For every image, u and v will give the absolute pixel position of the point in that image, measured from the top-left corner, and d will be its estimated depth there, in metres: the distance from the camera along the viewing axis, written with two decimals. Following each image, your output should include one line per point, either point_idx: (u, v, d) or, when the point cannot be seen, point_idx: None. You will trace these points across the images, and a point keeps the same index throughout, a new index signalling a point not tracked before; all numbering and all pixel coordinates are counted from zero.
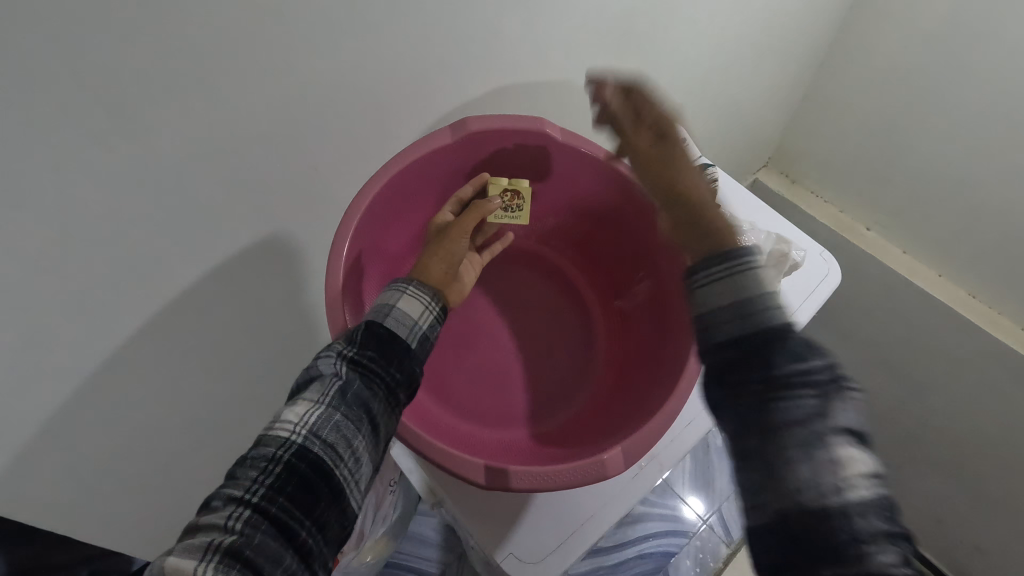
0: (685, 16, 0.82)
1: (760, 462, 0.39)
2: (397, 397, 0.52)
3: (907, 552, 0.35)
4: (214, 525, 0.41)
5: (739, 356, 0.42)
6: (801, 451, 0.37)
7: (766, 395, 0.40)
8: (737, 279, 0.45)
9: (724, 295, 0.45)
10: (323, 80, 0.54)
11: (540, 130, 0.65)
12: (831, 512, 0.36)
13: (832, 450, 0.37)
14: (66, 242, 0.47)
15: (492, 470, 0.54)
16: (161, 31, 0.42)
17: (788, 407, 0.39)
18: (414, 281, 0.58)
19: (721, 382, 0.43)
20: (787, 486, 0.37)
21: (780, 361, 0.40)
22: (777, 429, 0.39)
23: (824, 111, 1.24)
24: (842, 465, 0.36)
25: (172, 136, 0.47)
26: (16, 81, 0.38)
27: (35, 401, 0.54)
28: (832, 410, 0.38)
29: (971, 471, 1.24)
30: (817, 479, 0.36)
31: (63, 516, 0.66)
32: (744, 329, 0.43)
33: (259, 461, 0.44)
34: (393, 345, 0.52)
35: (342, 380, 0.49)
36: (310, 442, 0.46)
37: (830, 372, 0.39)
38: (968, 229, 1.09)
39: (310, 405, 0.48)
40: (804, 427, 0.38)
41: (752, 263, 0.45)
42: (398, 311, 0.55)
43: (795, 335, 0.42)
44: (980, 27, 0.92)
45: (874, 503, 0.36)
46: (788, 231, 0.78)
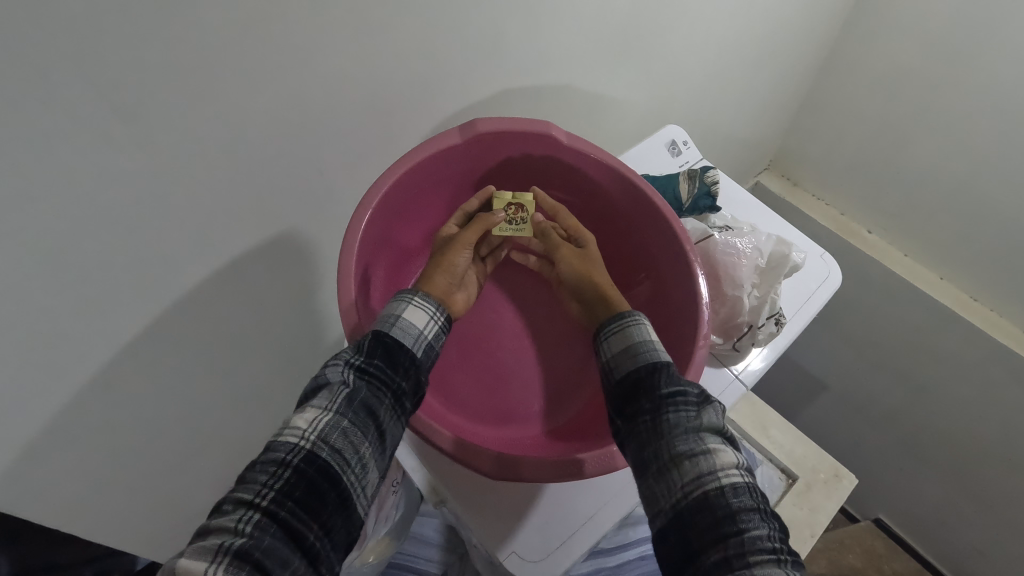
0: (686, 20, 0.83)
1: (660, 476, 0.49)
2: (402, 405, 0.54)
3: (775, 528, 0.44)
4: (224, 528, 0.41)
5: (631, 389, 0.55)
6: (687, 463, 0.48)
7: (652, 416, 0.52)
8: (624, 334, 0.60)
9: (617, 345, 0.60)
10: (329, 81, 0.54)
11: (547, 133, 0.65)
12: (713, 499, 0.45)
13: (714, 465, 0.47)
14: (74, 242, 0.48)
15: (501, 463, 0.56)
16: (171, 33, 0.42)
17: (669, 423, 0.51)
18: (419, 294, 0.62)
19: (621, 408, 0.55)
20: (680, 493, 0.47)
21: (662, 386, 0.53)
22: (670, 447, 0.49)
23: (826, 114, 1.24)
24: (722, 476, 0.46)
25: (180, 138, 0.48)
26: (27, 81, 0.38)
27: (40, 398, 0.55)
28: (701, 414, 0.51)
29: (973, 474, 1.24)
30: (703, 488, 0.46)
31: (67, 513, 0.67)
32: (629, 382, 0.56)
33: (269, 465, 0.45)
34: (399, 353, 0.55)
35: (350, 388, 0.50)
36: (319, 447, 0.46)
37: (698, 393, 0.53)
38: (969, 231, 1.09)
39: (319, 412, 0.48)
40: (683, 428, 0.50)
41: (635, 322, 0.60)
42: (404, 321, 0.58)
43: (670, 369, 0.55)
44: (980, 31, 0.92)
45: (744, 487, 0.46)
46: (789, 234, 0.78)
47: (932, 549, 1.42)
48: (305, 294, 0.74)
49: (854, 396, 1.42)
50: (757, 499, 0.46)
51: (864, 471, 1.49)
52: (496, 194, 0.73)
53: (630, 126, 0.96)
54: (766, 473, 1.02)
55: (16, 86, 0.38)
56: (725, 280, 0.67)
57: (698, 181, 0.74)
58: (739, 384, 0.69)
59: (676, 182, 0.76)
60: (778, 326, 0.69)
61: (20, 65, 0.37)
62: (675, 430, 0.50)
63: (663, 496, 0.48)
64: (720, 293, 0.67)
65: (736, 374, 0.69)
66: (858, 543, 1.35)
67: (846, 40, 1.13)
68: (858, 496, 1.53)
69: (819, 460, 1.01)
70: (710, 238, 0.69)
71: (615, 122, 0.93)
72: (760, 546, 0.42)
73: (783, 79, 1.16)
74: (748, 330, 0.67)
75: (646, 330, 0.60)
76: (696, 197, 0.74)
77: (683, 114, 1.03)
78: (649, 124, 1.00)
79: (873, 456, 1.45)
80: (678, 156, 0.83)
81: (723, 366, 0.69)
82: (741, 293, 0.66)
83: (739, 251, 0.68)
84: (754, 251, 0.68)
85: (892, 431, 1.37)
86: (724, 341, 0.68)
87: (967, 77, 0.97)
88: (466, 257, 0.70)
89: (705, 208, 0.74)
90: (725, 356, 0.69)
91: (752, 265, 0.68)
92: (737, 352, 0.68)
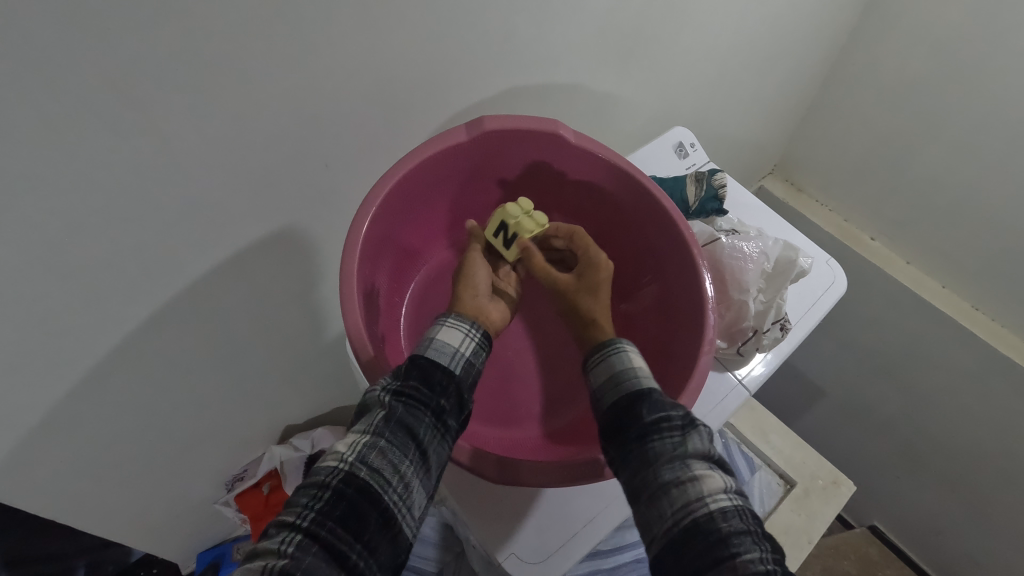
0: (695, 23, 0.83)
1: (648, 507, 0.48)
2: (444, 424, 0.52)
3: (767, 550, 0.44)
4: (269, 550, 0.42)
5: (617, 418, 0.54)
6: (671, 487, 0.48)
7: (633, 445, 0.51)
8: (608, 364, 0.58)
9: (601, 376, 0.58)
10: (337, 76, 0.54)
11: (553, 132, 0.64)
12: (704, 525, 0.45)
13: (701, 491, 0.47)
14: (77, 232, 0.47)
15: (503, 467, 0.56)
16: (182, 27, 0.42)
17: (656, 447, 0.50)
18: (452, 314, 0.60)
19: (607, 441, 0.55)
20: (669, 522, 0.47)
21: (645, 414, 0.52)
22: (653, 477, 0.49)
23: (829, 120, 1.24)
24: (711, 501, 0.46)
25: (187, 129, 0.48)
26: (38, 74, 0.38)
27: (40, 386, 0.55)
28: (685, 439, 0.51)
29: (969, 484, 1.24)
30: (689, 515, 0.46)
31: (59, 501, 0.67)
32: (618, 413, 0.54)
33: (311, 488, 0.45)
34: (435, 372, 0.53)
35: (385, 410, 0.50)
36: (357, 468, 0.46)
37: (682, 416, 0.52)
38: (970, 241, 1.09)
39: (359, 434, 0.49)
40: (668, 455, 0.49)
41: (617, 352, 0.58)
42: (439, 341, 0.56)
43: (654, 394, 0.54)
44: (988, 40, 0.92)
45: (733, 510, 0.46)
46: (792, 238, 0.78)
47: (927, 556, 1.42)
48: (310, 291, 0.74)
49: (853, 402, 1.42)
50: (748, 521, 0.45)
51: (861, 478, 1.49)
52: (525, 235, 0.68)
53: (638, 125, 0.96)
54: (764, 478, 1.01)
55: (16, 71, 0.38)
56: (731, 284, 0.67)
57: (706, 184, 0.75)
58: (743, 389, 0.68)
59: (683, 184, 0.76)
60: (783, 332, 0.68)
61: (24, 50, 0.37)
62: (661, 457, 0.49)
63: (656, 523, 0.48)
64: (726, 297, 0.67)
65: (740, 379, 0.69)
66: (852, 549, 1.35)
67: (853, 46, 1.13)
68: (855, 503, 1.53)
69: (817, 466, 1.01)
70: (717, 241, 0.69)
71: (621, 123, 0.92)
72: (753, 569, 0.42)
73: (790, 83, 1.16)
74: (753, 334, 0.67)
75: (630, 359, 0.58)
76: (704, 201, 0.74)
77: (689, 115, 1.03)
78: (656, 124, 0.99)
79: (869, 463, 1.45)
80: (685, 158, 0.82)
81: (727, 371, 0.69)
82: (747, 297, 0.66)
83: (746, 255, 0.67)
84: (761, 255, 0.68)
85: (889, 438, 1.37)
86: (728, 345, 0.68)
87: (973, 86, 0.97)
88: (484, 269, 0.69)
89: (712, 211, 0.74)
90: (729, 361, 0.69)
91: (758, 270, 0.67)
92: (741, 356, 0.68)
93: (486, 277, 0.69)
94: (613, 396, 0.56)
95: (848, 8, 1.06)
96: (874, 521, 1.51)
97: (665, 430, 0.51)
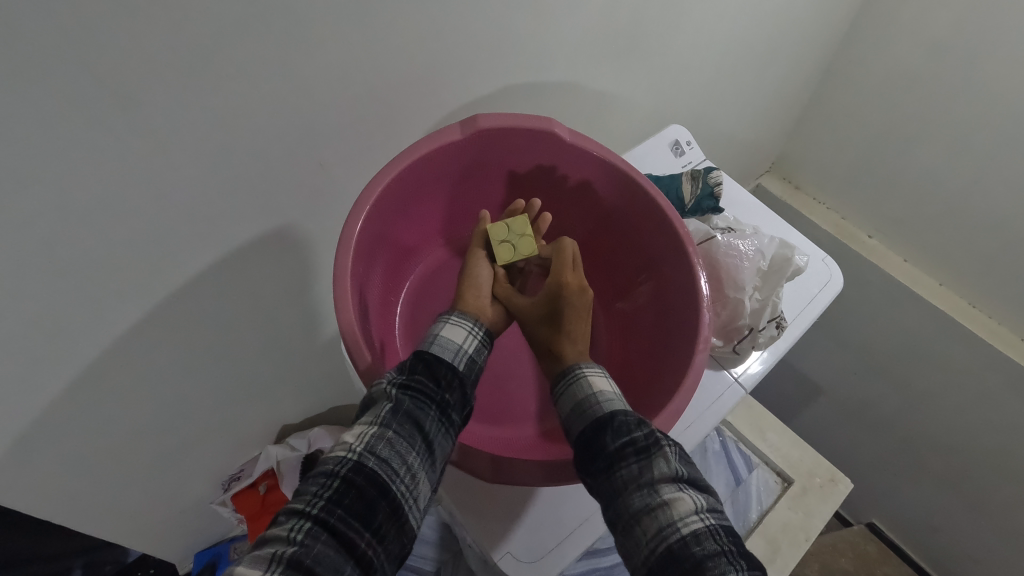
0: (691, 20, 0.82)
1: (624, 535, 0.49)
2: (449, 417, 0.52)
3: (743, 569, 0.44)
4: (278, 537, 0.41)
5: (584, 447, 0.54)
6: (643, 515, 0.48)
7: (601, 475, 0.51)
8: (574, 391, 0.58)
9: (568, 404, 0.58)
10: (331, 74, 0.53)
11: (549, 130, 0.64)
12: (678, 552, 0.45)
13: (671, 517, 0.47)
14: (71, 231, 0.47)
15: (496, 466, 0.56)
16: (175, 26, 0.42)
17: (623, 475, 0.50)
18: (456, 312, 0.62)
19: (578, 469, 0.54)
20: (645, 551, 0.47)
21: (609, 442, 0.52)
22: (623, 506, 0.49)
23: (827, 118, 1.24)
24: (683, 527, 0.46)
25: (180, 128, 0.47)
26: (31, 73, 0.38)
27: (35, 386, 0.55)
28: (650, 464, 0.50)
29: (967, 482, 1.24)
30: (662, 543, 0.46)
31: (55, 502, 0.67)
32: (583, 442, 0.54)
33: (319, 477, 0.45)
34: (440, 367, 0.54)
35: (393, 402, 0.50)
36: (366, 457, 0.46)
37: (645, 436, 0.51)
38: (967, 238, 1.09)
39: (366, 425, 0.48)
40: (635, 483, 0.49)
41: (580, 380, 0.59)
42: (443, 338, 0.57)
43: (617, 419, 0.53)
44: (985, 38, 0.92)
45: (705, 532, 0.46)
46: (788, 236, 0.78)
47: (924, 554, 1.42)
48: (305, 291, 0.74)
49: (850, 400, 1.42)
50: (721, 541, 0.46)
51: (858, 476, 1.49)
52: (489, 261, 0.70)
53: (634, 123, 0.96)
54: (762, 476, 1.02)
55: (7, 70, 0.37)
56: (727, 282, 0.67)
57: (701, 182, 0.74)
58: (739, 387, 0.68)
59: (679, 182, 0.76)
60: (779, 330, 0.68)
61: (15, 48, 0.37)
62: (629, 485, 0.49)
63: (633, 551, 0.48)
64: (721, 295, 0.67)
65: (735, 377, 0.68)
66: (850, 546, 1.35)
67: (850, 43, 1.13)
68: (853, 500, 1.53)
69: (815, 464, 1.01)
70: (712, 239, 0.69)
71: (617, 122, 0.92)
72: None
73: (787, 80, 1.16)
74: (748, 333, 0.67)
75: (594, 385, 0.58)
76: (700, 198, 0.74)
77: (686, 113, 1.03)
78: (653, 122, 0.99)
79: (867, 460, 1.45)
80: (681, 156, 0.82)
81: (723, 369, 0.69)
82: (743, 296, 0.66)
83: (741, 253, 0.67)
84: (756, 254, 0.68)
85: (887, 435, 1.37)
86: (724, 343, 0.67)
87: (970, 84, 0.97)
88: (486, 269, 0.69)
89: (708, 209, 0.74)
90: (725, 359, 0.69)
91: (754, 268, 0.67)
92: (737, 355, 0.68)
93: (490, 283, 0.69)
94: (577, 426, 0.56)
95: (844, 5, 1.06)
96: (872, 519, 1.51)
97: (631, 456, 0.51)
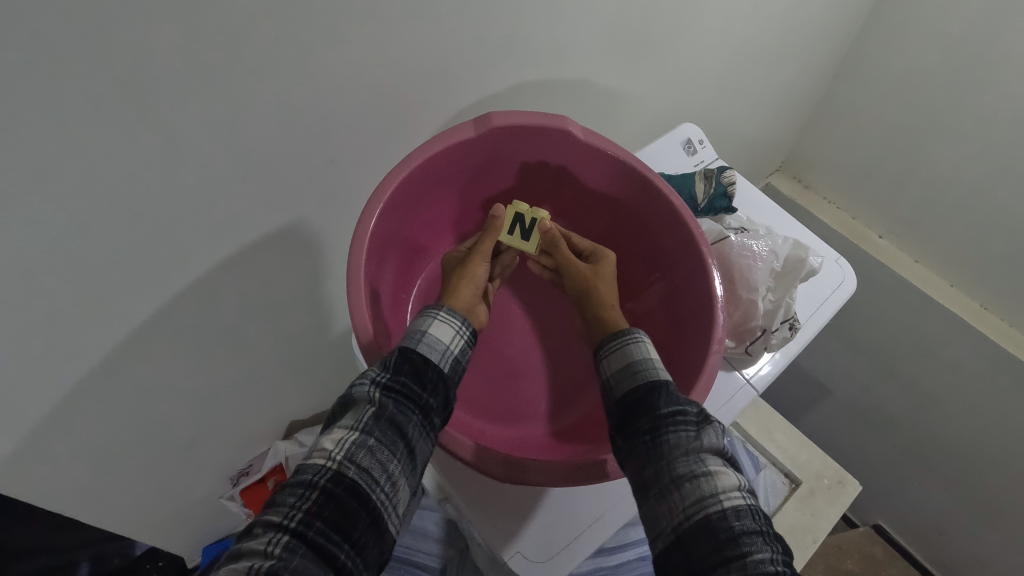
0: (704, 17, 0.82)
1: (659, 501, 0.48)
2: (431, 421, 0.52)
3: (778, 551, 0.44)
4: (254, 550, 0.41)
5: (631, 409, 0.54)
6: (685, 481, 0.48)
7: (648, 436, 0.51)
8: (625, 351, 0.59)
9: (615, 363, 0.59)
10: (343, 73, 0.53)
11: (563, 127, 0.63)
12: (716, 522, 0.45)
13: (716, 486, 0.47)
14: (83, 227, 0.47)
15: (510, 467, 0.55)
16: (188, 24, 0.42)
17: (672, 439, 0.50)
18: (445, 308, 0.61)
19: (619, 430, 0.54)
20: (681, 517, 0.46)
21: (661, 406, 0.52)
22: (666, 470, 0.49)
23: (838, 118, 1.23)
24: (726, 497, 0.46)
25: (191, 124, 0.47)
26: (46, 71, 0.38)
27: (46, 381, 0.55)
28: (700, 435, 0.51)
29: (975, 483, 1.23)
30: (702, 509, 0.46)
31: (65, 495, 0.67)
32: (633, 400, 0.55)
33: (297, 488, 0.45)
34: (425, 370, 0.54)
35: (375, 406, 0.50)
36: (346, 467, 0.46)
37: (697, 412, 0.52)
38: (979, 240, 1.08)
39: (346, 432, 0.48)
40: (682, 449, 0.49)
41: (635, 340, 0.59)
42: (430, 337, 0.57)
43: (670, 388, 0.54)
44: (999, 39, 0.91)
45: (746, 509, 0.46)
46: (804, 237, 0.77)
47: (930, 555, 1.42)
48: (315, 288, 0.74)
49: (858, 401, 1.41)
50: (759, 522, 0.46)
51: (865, 478, 1.49)
52: (542, 219, 0.70)
53: (645, 122, 0.95)
54: (769, 476, 1.01)
55: (22, 66, 0.37)
56: (740, 283, 0.66)
57: (715, 182, 0.73)
58: (750, 389, 0.68)
59: (692, 181, 0.75)
60: (792, 331, 0.68)
61: (27, 44, 0.37)
62: (675, 451, 0.49)
63: (664, 518, 0.47)
64: (734, 296, 0.67)
65: (747, 378, 0.68)
66: (856, 547, 1.34)
67: (863, 43, 1.12)
68: (859, 502, 1.52)
69: (823, 466, 1.00)
70: (726, 239, 0.68)
71: (628, 120, 0.92)
72: (763, 569, 0.42)
73: (799, 79, 1.15)
74: (762, 334, 0.66)
75: (646, 348, 0.59)
76: (713, 198, 0.73)
77: (697, 112, 1.02)
78: (664, 121, 0.99)
79: (874, 462, 1.44)
80: (693, 154, 0.81)
81: (734, 370, 0.68)
82: (756, 296, 0.65)
83: (755, 253, 0.67)
84: (770, 254, 0.67)
85: (895, 437, 1.36)
86: (736, 344, 0.67)
87: (984, 85, 0.96)
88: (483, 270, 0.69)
89: (721, 209, 0.73)
90: (737, 360, 0.68)
91: (768, 269, 0.67)
92: (749, 356, 0.67)
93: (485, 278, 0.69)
94: (628, 382, 0.56)
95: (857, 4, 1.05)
96: (878, 521, 1.50)
97: (680, 424, 0.51)
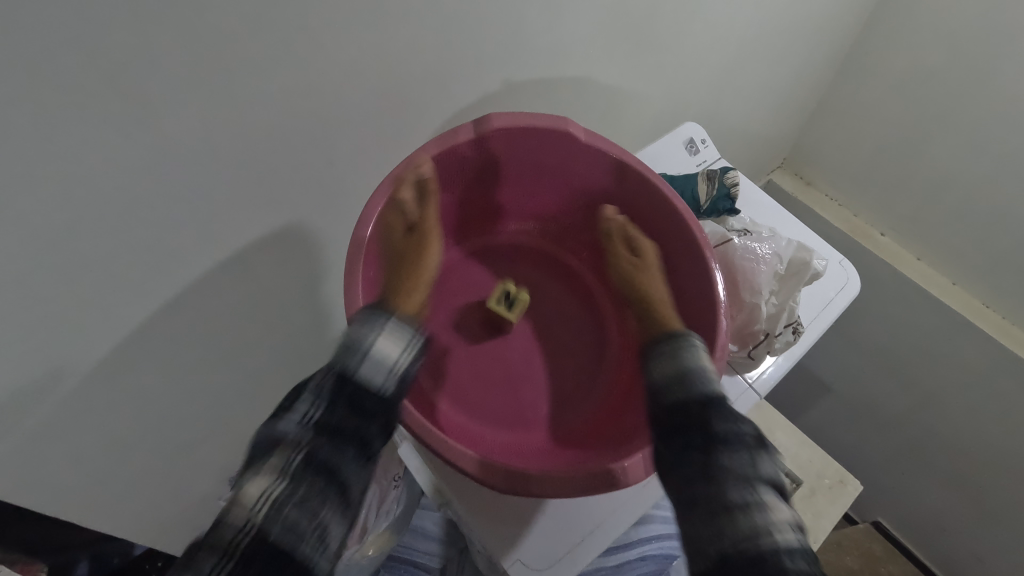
0: (706, 14, 0.81)
1: (703, 524, 0.44)
2: (368, 453, 0.45)
3: None
4: None
5: (681, 420, 0.50)
6: (738, 508, 0.43)
7: (699, 454, 0.47)
8: (679, 354, 0.55)
9: (668, 366, 0.54)
10: (341, 73, 0.52)
11: (564, 129, 0.62)
12: (768, 561, 0.40)
13: (770, 519, 0.42)
14: (75, 230, 0.46)
15: (512, 479, 0.51)
16: (183, 23, 0.41)
17: (728, 461, 0.46)
18: (390, 320, 0.51)
19: (665, 441, 0.50)
20: (728, 546, 0.42)
21: (716, 421, 0.48)
22: (717, 492, 0.45)
23: (840, 114, 1.22)
24: (780, 533, 0.42)
25: (186, 124, 0.46)
26: (38, 73, 0.37)
27: (42, 386, 0.54)
28: (756, 460, 0.46)
29: (975, 480, 1.23)
30: (754, 541, 0.41)
31: (62, 498, 0.66)
32: (684, 407, 0.51)
33: (211, 554, 0.38)
34: (365, 397, 0.46)
35: (303, 450, 0.42)
36: (268, 529, 0.39)
37: (753, 435, 0.48)
38: (983, 236, 1.07)
39: (268, 482, 0.40)
40: (737, 473, 0.45)
41: (691, 344, 0.55)
42: (373, 353, 0.48)
43: (727, 404, 0.50)
44: (1004, 34, 0.90)
45: (800, 551, 0.41)
46: (810, 241, 0.77)
47: (929, 551, 1.41)
48: (312, 290, 0.73)
49: (859, 398, 1.41)
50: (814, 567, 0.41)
51: (865, 475, 1.48)
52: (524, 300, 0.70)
53: (646, 120, 0.94)
54: None
55: (13, 68, 0.36)
56: (744, 286, 0.65)
57: (718, 183, 0.73)
58: (753, 393, 0.67)
59: (695, 182, 0.74)
60: (795, 335, 0.67)
61: (15, 43, 0.36)
62: (730, 474, 0.45)
63: (708, 546, 0.43)
64: (737, 299, 0.66)
65: (750, 382, 0.68)
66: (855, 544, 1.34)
67: (866, 39, 1.11)
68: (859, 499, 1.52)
69: (824, 466, 1.00)
70: (729, 242, 0.67)
71: (628, 119, 0.91)
72: None
73: (802, 75, 1.14)
74: (765, 338, 0.65)
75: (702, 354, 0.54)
76: (715, 199, 0.73)
77: (698, 110, 1.01)
78: (666, 120, 0.98)
79: (874, 459, 1.44)
80: (695, 154, 0.81)
81: (736, 374, 0.68)
82: (759, 300, 0.65)
83: (758, 256, 0.66)
84: (774, 257, 0.66)
85: (896, 435, 1.36)
86: (739, 348, 0.66)
87: (988, 81, 0.95)
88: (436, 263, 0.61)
89: (724, 210, 0.73)
90: (739, 364, 0.68)
91: (771, 271, 0.66)
92: (751, 360, 0.67)
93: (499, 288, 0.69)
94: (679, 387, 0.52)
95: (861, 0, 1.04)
96: (877, 517, 1.50)
97: (733, 445, 0.47)
